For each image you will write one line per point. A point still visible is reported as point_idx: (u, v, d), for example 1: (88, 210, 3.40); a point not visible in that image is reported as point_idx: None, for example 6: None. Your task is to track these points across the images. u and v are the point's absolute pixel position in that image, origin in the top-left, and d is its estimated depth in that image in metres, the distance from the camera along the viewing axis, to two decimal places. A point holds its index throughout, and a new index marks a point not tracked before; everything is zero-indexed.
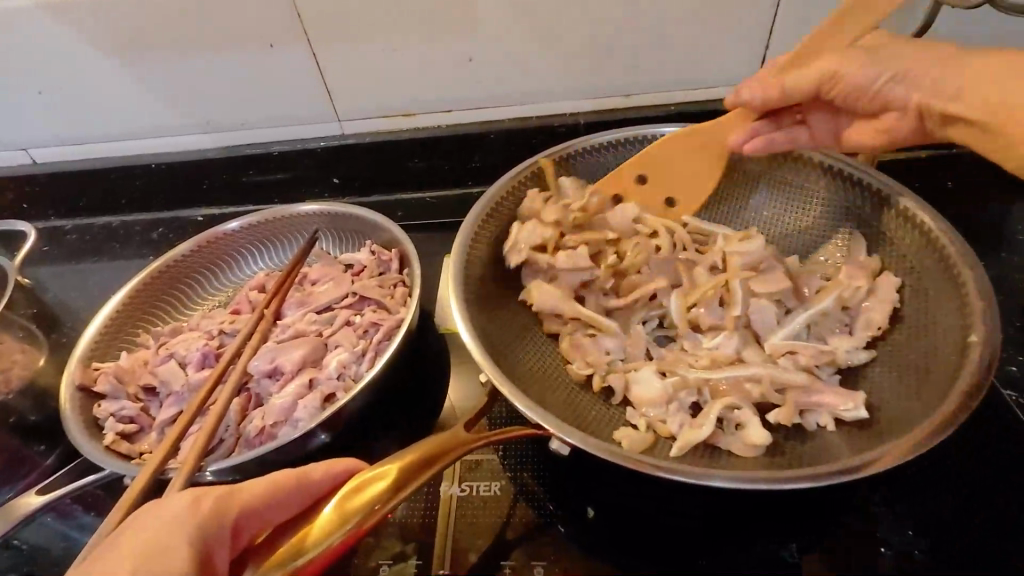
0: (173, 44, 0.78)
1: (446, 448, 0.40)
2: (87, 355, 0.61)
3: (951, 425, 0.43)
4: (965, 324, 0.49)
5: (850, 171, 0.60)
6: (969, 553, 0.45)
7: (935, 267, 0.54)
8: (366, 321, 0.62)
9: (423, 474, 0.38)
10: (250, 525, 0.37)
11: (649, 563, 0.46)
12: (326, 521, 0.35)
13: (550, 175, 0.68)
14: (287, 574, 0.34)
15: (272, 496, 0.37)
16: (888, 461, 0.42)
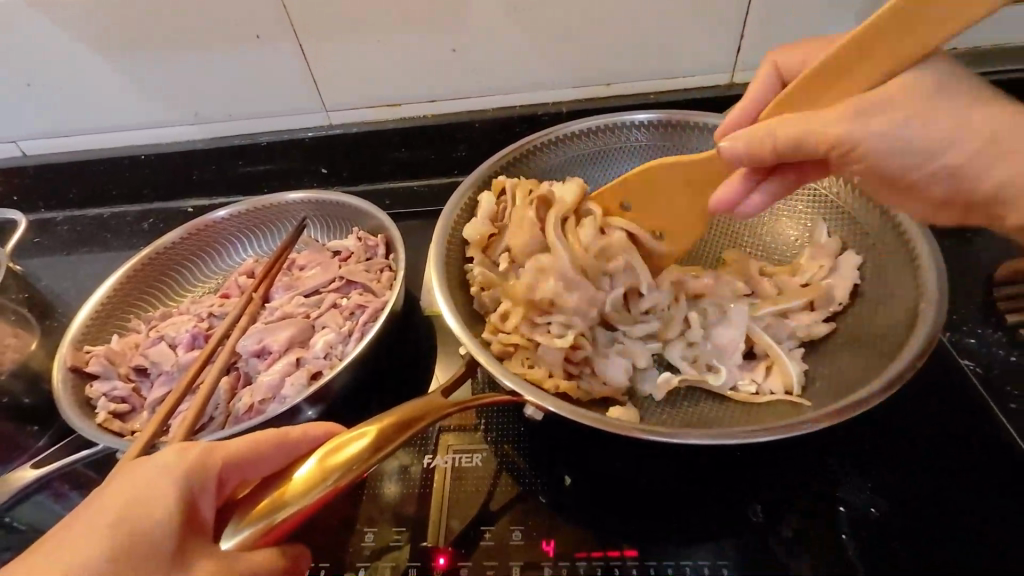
0: (170, 42, 0.79)
1: (424, 410, 0.43)
2: (78, 339, 0.62)
3: (899, 383, 0.46)
4: (917, 296, 0.51)
5: None
6: (923, 510, 0.47)
7: (896, 245, 0.56)
8: (351, 304, 0.64)
9: (399, 436, 0.41)
10: (234, 476, 0.39)
11: (624, 525, 0.48)
12: (307, 476, 0.37)
13: (531, 160, 0.70)
14: (266, 525, 0.36)
15: (256, 453, 0.39)
16: (844, 411, 0.44)
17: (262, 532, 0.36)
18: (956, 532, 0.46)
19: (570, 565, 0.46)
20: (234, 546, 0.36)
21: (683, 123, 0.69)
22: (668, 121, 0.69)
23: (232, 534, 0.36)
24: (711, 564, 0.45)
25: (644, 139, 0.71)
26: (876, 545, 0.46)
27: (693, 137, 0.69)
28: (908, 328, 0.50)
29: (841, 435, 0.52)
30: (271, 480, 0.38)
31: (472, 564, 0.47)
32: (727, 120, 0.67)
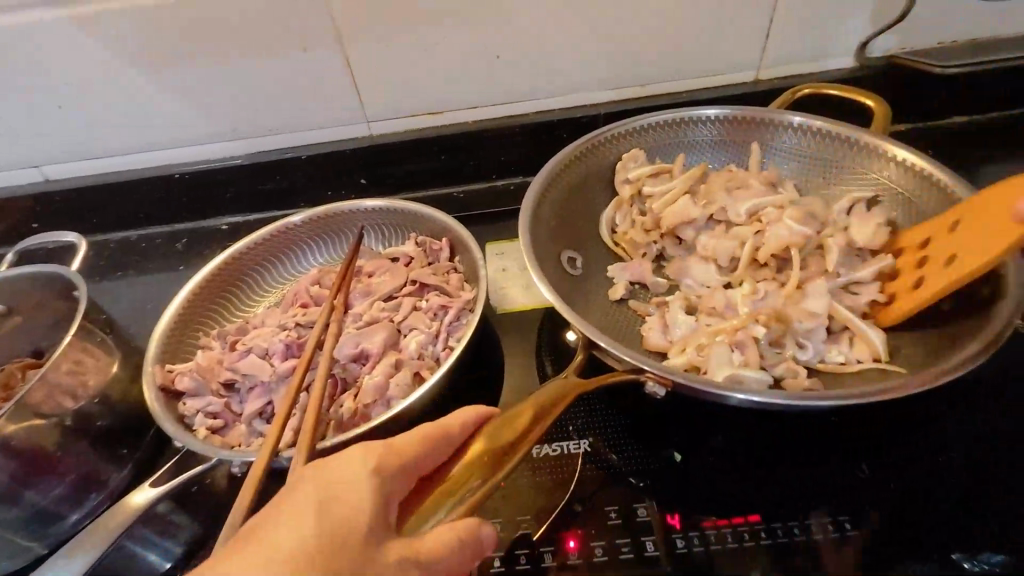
0: (215, 55, 0.79)
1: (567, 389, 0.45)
2: (159, 358, 0.61)
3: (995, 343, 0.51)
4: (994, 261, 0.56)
5: (877, 145, 0.67)
6: (1009, 455, 0.52)
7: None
8: (434, 305, 0.65)
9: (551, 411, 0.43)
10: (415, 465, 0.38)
11: (740, 492, 0.51)
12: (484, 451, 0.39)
13: (599, 153, 0.71)
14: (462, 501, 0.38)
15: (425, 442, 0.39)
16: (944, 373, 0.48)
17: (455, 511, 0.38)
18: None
19: (700, 534, 0.48)
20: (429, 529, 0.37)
21: (748, 120, 0.72)
22: (734, 117, 0.72)
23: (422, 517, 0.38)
24: (831, 520, 0.48)
25: (707, 134, 0.74)
26: (976, 489, 0.49)
27: (756, 133, 0.72)
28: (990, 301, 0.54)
29: (921, 394, 0.56)
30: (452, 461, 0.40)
31: (607, 544, 0.48)
32: (791, 117, 0.71)
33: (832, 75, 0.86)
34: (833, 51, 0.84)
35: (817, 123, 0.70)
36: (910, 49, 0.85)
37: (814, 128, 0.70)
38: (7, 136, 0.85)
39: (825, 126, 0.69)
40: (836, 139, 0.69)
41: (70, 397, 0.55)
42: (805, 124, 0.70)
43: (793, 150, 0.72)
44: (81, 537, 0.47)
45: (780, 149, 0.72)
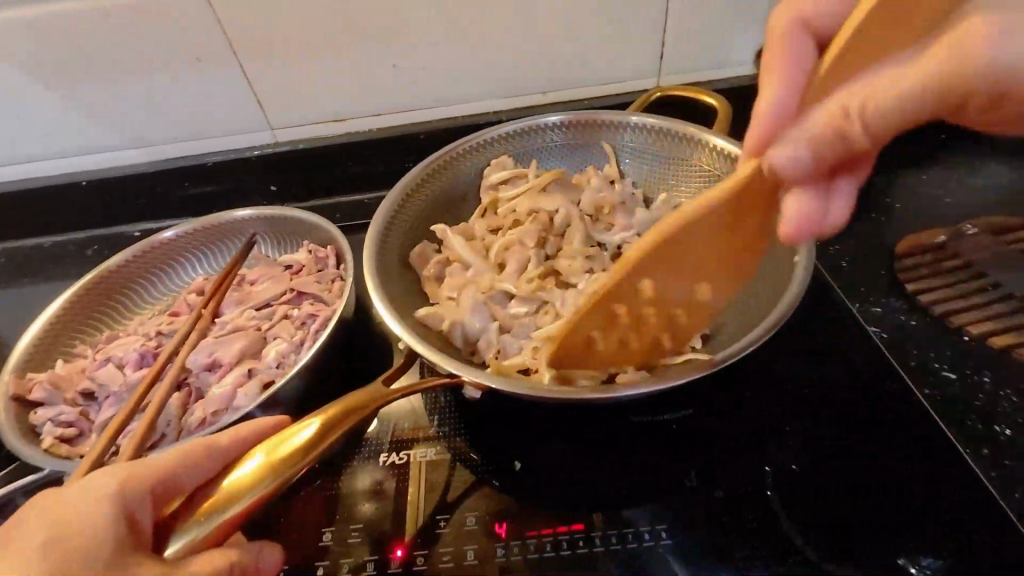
0: (108, 64, 0.79)
1: (366, 400, 0.46)
2: (20, 367, 0.61)
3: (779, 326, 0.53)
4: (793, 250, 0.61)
5: (702, 137, 0.72)
6: (838, 462, 0.52)
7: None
8: (303, 313, 0.65)
9: (340, 426, 0.44)
10: (174, 484, 0.39)
11: (571, 500, 0.52)
12: (254, 469, 0.39)
13: (457, 167, 0.76)
14: (220, 519, 0.38)
15: (182, 465, 0.40)
16: (728, 356, 0.52)
17: (212, 528, 0.38)
18: (869, 480, 0.51)
19: (522, 543, 0.49)
20: (178, 551, 0.38)
21: (589, 124, 0.77)
22: (577, 121, 0.77)
23: (181, 536, 0.38)
24: (650, 528, 0.49)
25: (559, 139, 0.79)
26: (798, 496, 0.50)
27: (602, 134, 0.77)
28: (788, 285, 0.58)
29: (766, 402, 0.57)
30: (217, 478, 0.40)
31: (428, 552, 0.49)
32: (628, 118, 0.75)
33: (732, 82, 0.86)
34: (730, 58, 0.85)
35: (650, 121, 0.75)
36: None
37: (649, 125, 0.75)
38: None
39: (656, 122, 0.74)
40: (669, 134, 0.74)
41: None
42: (641, 123, 0.75)
43: (637, 149, 0.77)
44: None
45: (628, 149, 0.77)
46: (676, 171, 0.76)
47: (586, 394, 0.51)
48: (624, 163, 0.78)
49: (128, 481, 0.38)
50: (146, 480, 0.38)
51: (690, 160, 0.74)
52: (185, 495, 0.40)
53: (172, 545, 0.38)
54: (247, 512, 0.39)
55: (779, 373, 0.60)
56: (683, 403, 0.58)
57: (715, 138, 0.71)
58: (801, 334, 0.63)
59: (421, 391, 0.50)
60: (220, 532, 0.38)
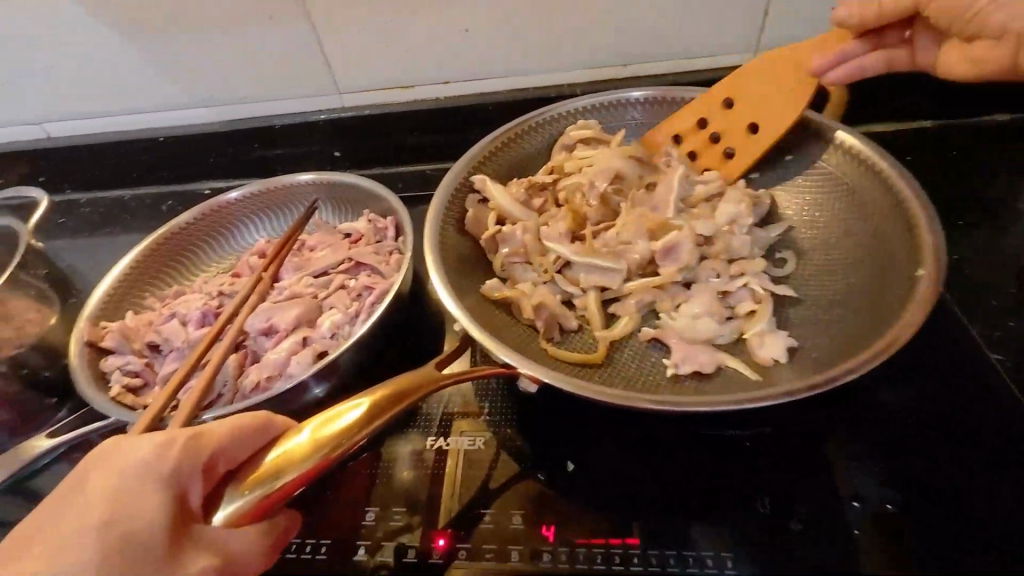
0: (187, 21, 0.79)
1: (417, 384, 0.44)
2: (95, 314, 0.63)
3: (890, 349, 0.46)
4: (914, 260, 0.53)
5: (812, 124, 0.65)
6: (942, 507, 0.45)
7: (891, 211, 0.57)
8: (359, 285, 0.64)
9: (390, 409, 0.42)
10: (224, 457, 0.39)
11: (627, 511, 0.48)
12: (300, 445, 0.38)
13: (526, 140, 0.72)
14: (263, 494, 0.37)
15: (234, 437, 0.39)
16: (826, 381, 0.45)
17: (253, 503, 0.37)
18: (980, 532, 0.44)
19: (569, 550, 0.46)
20: (221, 524, 0.38)
21: (674, 101, 0.71)
22: (659, 99, 0.71)
23: (226, 505, 0.38)
24: (714, 555, 0.45)
25: (638, 117, 0.73)
26: (890, 539, 0.44)
27: None
28: (905, 300, 0.51)
29: (856, 427, 0.51)
30: (266, 449, 0.39)
31: (471, 547, 0.47)
32: None
33: None
34: None
35: None
36: None
37: None
38: (8, 94, 0.89)
39: None
40: None
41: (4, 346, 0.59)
42: None
43: None
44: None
45: None
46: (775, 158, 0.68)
47: (657, 400, 0.47)
48: None
49: (181, 448, 0.38)
50: (200, 453, 0.38)
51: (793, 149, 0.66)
52: (233, 468, 0.39)
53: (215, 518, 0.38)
54: (289, 491, 0.38)
55: (871, 396, 0.53)
56: (756, 419, 0.52)
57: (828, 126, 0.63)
58: (900, 356, 0.55)
59: (473, 379, 0.48)
60: (260, 509, 0.38)
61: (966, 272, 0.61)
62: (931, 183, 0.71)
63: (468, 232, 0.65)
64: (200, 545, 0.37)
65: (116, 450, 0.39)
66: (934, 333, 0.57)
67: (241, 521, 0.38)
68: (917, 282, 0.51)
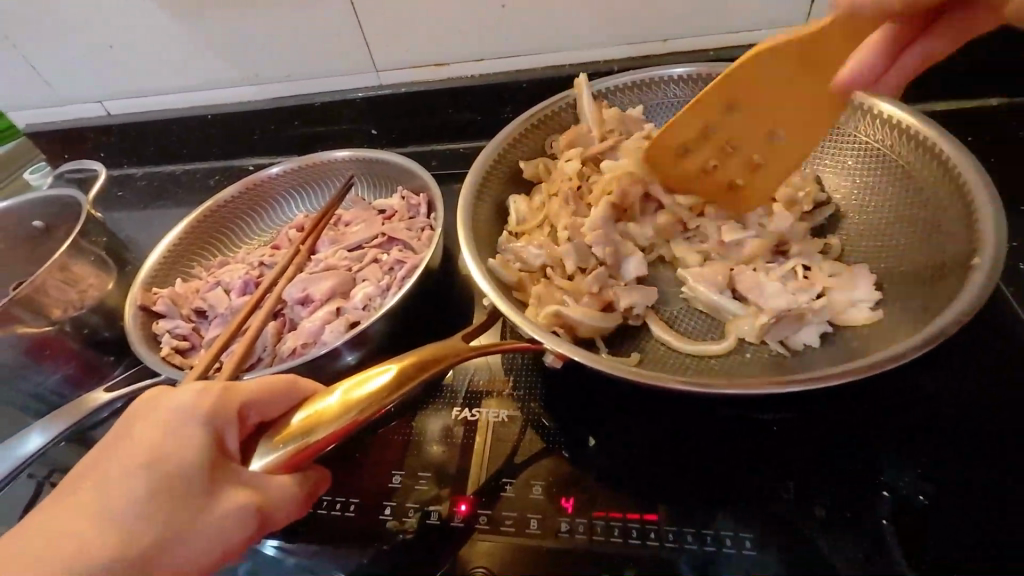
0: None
1: (443, 352, 0.45)
2: (148, 281, 0.67)
3: (938, 339, 0.44)
4: (972, 249, 0.49)
5: (864, 101, 0.60)
6: (981, 504, 0.44)
7: (950, 194, 0.53)
8: (391, 259, 0.65)
9: (417, 376, 0.43)
10: (257, 409, 0.42)
11: (647, 488, 0.48)
12: (332, 406, 0.40)
13: (562, 119, 0.71)
14: (295, 448, 0.40)
15: (269, 390, 0.42)
16: (861, 371, 0.44)
17: (286, 457, 0.40)
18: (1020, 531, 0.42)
19: (587, 522, 0.47)
20: (259, 470, 0.40)
21: (718, 78, 0.68)
22: (702, 75, 0.69)
23: (263, 455, 0.41)
24: (732, 536, 0.45)
25: (680, 94, 0.70)
26: (920, 531, 0.43)
27: None
28: (955, 291, 0.48)
29: (888, 417, 0.49)
30: (298, 407, 0.42)
31: (491, 514, 0.48)
32: None
33: None
34: None
35: None
36: None
37: None
38: (73, 73, 0.95)
39: None
40: None
41: (68, 307, 0.64)
42: None
43: None
44: (58, 414, 0.55)
45: None
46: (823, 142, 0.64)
47: (683, 383, 0.46)
48: None
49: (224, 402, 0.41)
50: (234, 402, 0.41)
51: (842, 128, 0.63)
52: (264, 419, 0.42)
53: (253, 463, 0.41)
54: (320, 447, 0.40)
55: (910, 386, 0.51)
56: (785, 404, 0.51)
57: (881, 103, 0.59)
58: (945, 346, 0.53)
59: (497, 352, 0.49)
60: (294, 459, 0.40)
61: None
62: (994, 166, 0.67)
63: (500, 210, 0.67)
64: (238, 486, 0.39)
65: (164, 402, 0.42)
66: (983, 323, 0.54)
67: (275, 472, 0.41)
68: (970, 276, 0.47)
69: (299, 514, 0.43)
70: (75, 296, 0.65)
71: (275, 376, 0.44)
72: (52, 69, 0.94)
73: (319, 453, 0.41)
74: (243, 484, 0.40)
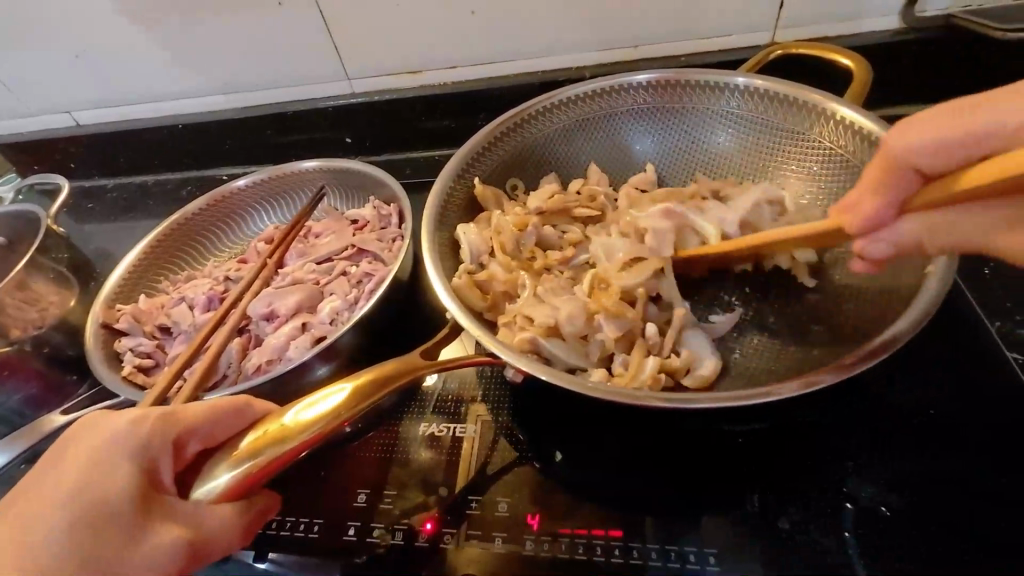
0: (197, 9, 0.80)
1: (398, 370, 0.45)
2: (111, 297, 0.66)
3: (888, 350, 0.45)
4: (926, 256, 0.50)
5: (826, 106, 0.61)
6: (945, 513, 0.44)
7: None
8: (360, 271, 0.65)
9: (373, 395, 0.42)
10: (196, 438, 0.41)
11: (615, 503, 0.48)
12: (284, 428, 0.40)
13: (530, 128, 0.70)
14: (243, 472, 0.39)
15: (209, 419, 0.41)
16: (824, 380, 0.44)
17: (233, 481, 0.39)
18: (980, 541, 0.42)
19: (552, 540, 0.46)
20: (196, 501, 0.40)
21: (684, 84, 0.68)
22: (668, 82, 0.68)
23: (202, 486, 0.40)
24: (697, 551, 0.44)
25: (646, 100, 0.70)
26: (883, 543, 0.42)
27: (697, 97, 0.68)
28: (913, 299, 0.49)
29: (853, 426, 0.49)
30: (249, 430, 0.41)
31: (456, 531, 0.48)
32: (731, 78, 0.65)
33: (868, 39, 0.71)
34: (870, 8, 0.69)
35: (759, 83, 0.64)
36: (974, 7, 0.68)
37: (758, 88, 0.65)
38: (39, 84, 0.93)
39: (768, 84, 0.64)
40: (783, 101, 0.64)
41: (28, 326, 0.63)
42: (748, 85, 0.65)
43: (741, 116, 0.67)
44: (15, 436, 0.54)
45: (727, 115, 0.68)
46: (790, 146, 0.65)
47: (644, 395, 0.46)
48: (719, 132, 0.69)
49: (178, 425, 0.41)
50: (171, 429, 0.41)
51: (806, 133, 0.63)
52: (201, 447, 0.41)
53: (195, 493, 0.40)
54: (270, 469, 0.39)
55: (876, 393, 0.51)
56: (754, 415, 0.51)
57: (842, 108, 0.60)
58: (909, 353, 0.53)
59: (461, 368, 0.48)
60: (243, 485, 0.40)
61: (991, 266, 0.58)
62: None
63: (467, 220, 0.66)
64: (182, 514, 0.39)
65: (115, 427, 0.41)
66: (947, 329, 0.54)
67: (217, 501, 0.40)
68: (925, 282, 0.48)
69: (241, 546, 0.42)
70: (35, 314, 0.64)
71: (230, 398, 0.43)
72: (16, 79, 0.93)
73: (269, 476, 0.40)
74: (178, 518, 0.39)
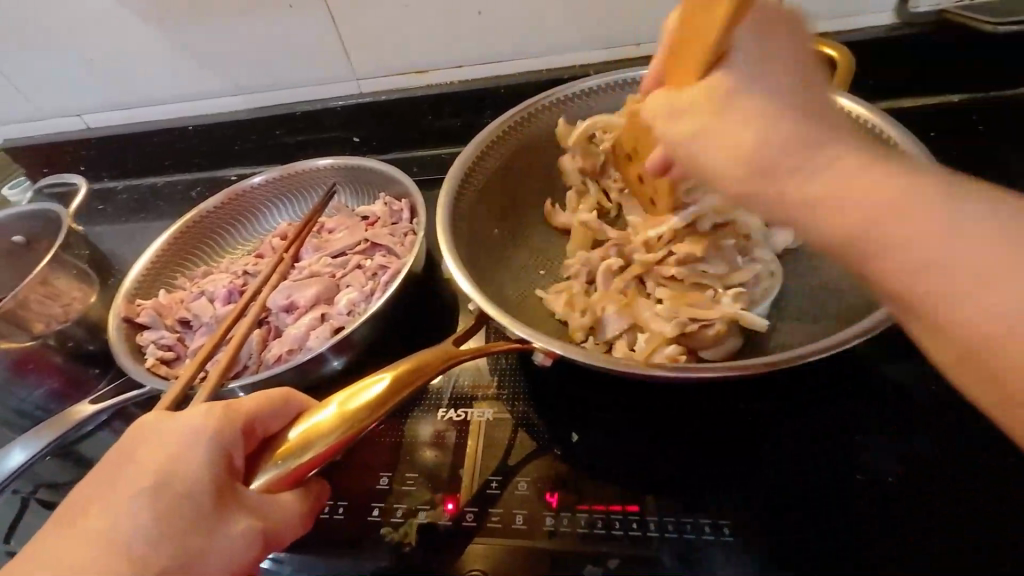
0: (210, 11, 0.82)
1: (433, 358, 0.46)
2: (132, 292, 0.68)
3: (896, 312, 0.46)
4: None
5: None
6: (947, 483, 0.45)
7: None
8: (375, 264, 0.67)
9: (411, 383, 0.44)
10: (260, 425, 0.43)
11: (631, 480, 0.50)
12: (329, 419, 0.41)
13: (537, 122, 0.72)
14: (295, 463, 0.41)
15: (267, 407, 0.44)
16: (828, 348, 0.46)
17: (287, 472, 0.42)
18: (981, 507, 0.44)
19: (571, 516, 0.48)
20: (260, 488, 0.42)
21: None
22: None
23: (262, 473, 0.42)
24: (711, 523, 0.46)
25: None
26: (888, 511, 0.44)
27: None
28: None
29: (858, 404, 0.51)
30: (295, 422, 0.43)
31: (479, 511, 0.50)
32: None
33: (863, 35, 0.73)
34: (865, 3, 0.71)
35: None
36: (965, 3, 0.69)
37: None
38: (52, 87, 0.94)
39: None
40: None
41: (52, 321, 0.65)
42: None
43: None
44: (44, 426, 0.55)
45: None
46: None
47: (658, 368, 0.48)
48: None
49: (213, 408, 0.43)
50: (215, 414, 0.42)
51: None
52: (269, 434, 0.44)
53: (254, 485, 0.42)
54: (318, 461, 0.41)
55: (878, 372, 0.53)
56: (762, 394, 0.53)
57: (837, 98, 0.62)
58: (908, 334, 0.55)
59: (492, 354, 0.50)
60: (293, 476, 0.42)
61: None
62: (955, 159, 0.69)
63: (477, 210, 0.67)
64: (221, 490, 0.40)
65: None
66: None
67: (274, 488, 0.42)
68: None
69: (302, 531, 0.44)
70: (58, 310, 0.65)
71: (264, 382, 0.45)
72: (27, 81, 0.94)
73: (314, 467, 0.42)
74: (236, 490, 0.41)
